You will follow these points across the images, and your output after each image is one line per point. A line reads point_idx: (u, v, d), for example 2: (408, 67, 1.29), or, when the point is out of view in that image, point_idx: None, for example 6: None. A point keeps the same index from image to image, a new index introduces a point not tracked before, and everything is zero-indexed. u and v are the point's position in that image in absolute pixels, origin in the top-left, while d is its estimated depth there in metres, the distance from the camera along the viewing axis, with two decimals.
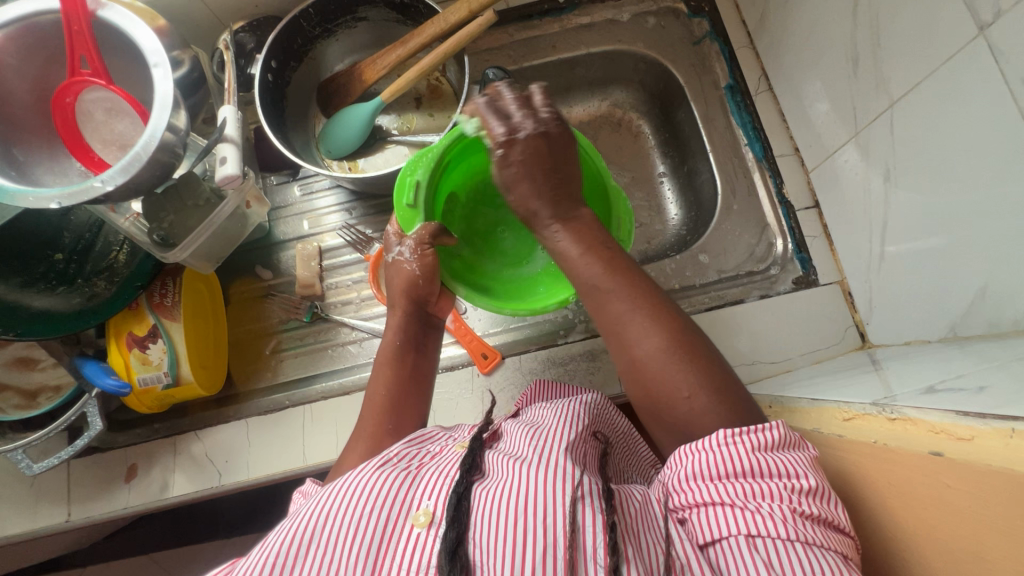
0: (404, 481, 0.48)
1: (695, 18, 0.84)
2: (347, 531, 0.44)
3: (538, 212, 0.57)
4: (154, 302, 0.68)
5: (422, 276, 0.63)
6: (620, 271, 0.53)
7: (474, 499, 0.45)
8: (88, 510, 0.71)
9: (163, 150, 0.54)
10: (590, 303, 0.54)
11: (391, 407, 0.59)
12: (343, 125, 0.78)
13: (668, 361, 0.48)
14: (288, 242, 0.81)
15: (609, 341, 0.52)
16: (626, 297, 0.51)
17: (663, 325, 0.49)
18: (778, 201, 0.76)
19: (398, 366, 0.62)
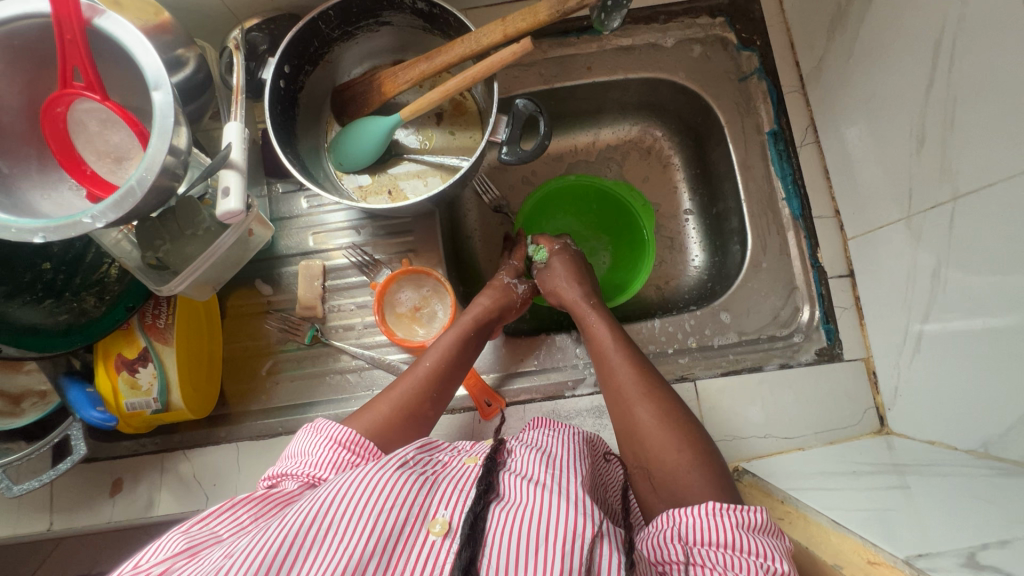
0: (422, 484, 0.46)
1: (745, 51, 0.78)
2: (363, 524, 0.41)
3: (570, 284, 0.72)
4: (146, 323, 0.63)
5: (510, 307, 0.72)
6: (632, 348, 0.63)
7: (491, 517, 0.44)
8: (70, 521, 0.69)
9: (161, 176, 0.49)
10: (599, 370, 0.62)
11: (433, 379, 0.61)
12: (358, 138, 0.73)
13: (663, 428, 0.54)
14: (290, 256, 0.77)
15: (612, 406, 0.59)
16: (636, 367, 0.60)
17: (659, 400, 0.57)
18: (811, 265, 0.72)
19: (459, 351, 0.64)
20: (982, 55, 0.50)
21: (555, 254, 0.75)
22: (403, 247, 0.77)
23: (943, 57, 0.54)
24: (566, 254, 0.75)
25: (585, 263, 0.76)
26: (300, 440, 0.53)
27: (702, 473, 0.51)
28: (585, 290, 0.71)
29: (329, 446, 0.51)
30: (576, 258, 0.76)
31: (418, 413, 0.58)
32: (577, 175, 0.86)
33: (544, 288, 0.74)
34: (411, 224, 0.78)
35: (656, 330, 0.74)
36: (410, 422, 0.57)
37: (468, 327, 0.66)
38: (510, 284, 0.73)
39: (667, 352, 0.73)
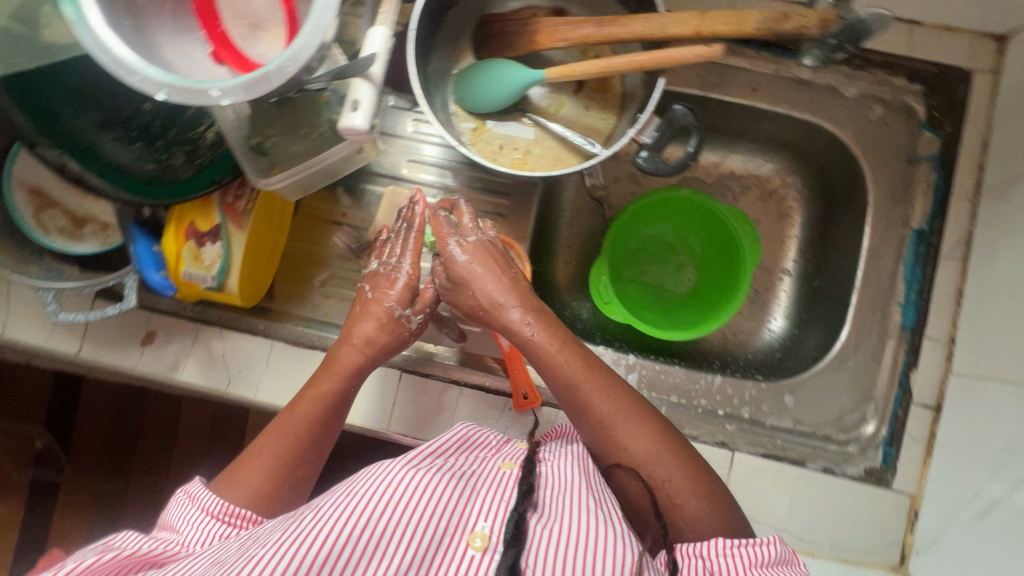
0: (463, 491, 0.44)
1: (927, 132, 0.70)
2: (400, 532, 0.40)
3: (502, 302, 0.60)
4: (225, 201, 0.61)
5: (401, 334, 0.62)
6: (589, 367, 0.57)
7: (532, 530, 0.42)
8: (97, 354, 0.70)
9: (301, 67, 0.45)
10: (572, 403, 0.56)
11: (307, 438, 0.56)
12: (490, 81, 0.68)
13: (663, 456, 0.53)
14: (379, 175, 0.74)
15: (597, 442, 0.55)
16: (609, 400, 0.55)
17: (648, 428, 0.54)
18: (899, 383, 0.67)
19: (325, 408, 0.57)
20: None
21: (456, 266, 0.61)
22: (493, 208, 0.73)
23: None
24: (478, 258, 0.61)
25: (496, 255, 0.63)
26: (176, 503, 0.52)
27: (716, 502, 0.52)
28: (522, 302, 0.60)
29: (204, 519, 0.50)
30: (497, 258, 0.62)
31: (291, 471, 0.55)
32: (691, 193, 0.78)
33: (464, 309, 0.62)
34: (507, 186, 0.74)
35: (715, 386, 0.71)
36: (288, 485, 0.55)
37: (347, 375, 0.59)
38: (402, 316, 0.62)
39: (717, 412, 0.70)
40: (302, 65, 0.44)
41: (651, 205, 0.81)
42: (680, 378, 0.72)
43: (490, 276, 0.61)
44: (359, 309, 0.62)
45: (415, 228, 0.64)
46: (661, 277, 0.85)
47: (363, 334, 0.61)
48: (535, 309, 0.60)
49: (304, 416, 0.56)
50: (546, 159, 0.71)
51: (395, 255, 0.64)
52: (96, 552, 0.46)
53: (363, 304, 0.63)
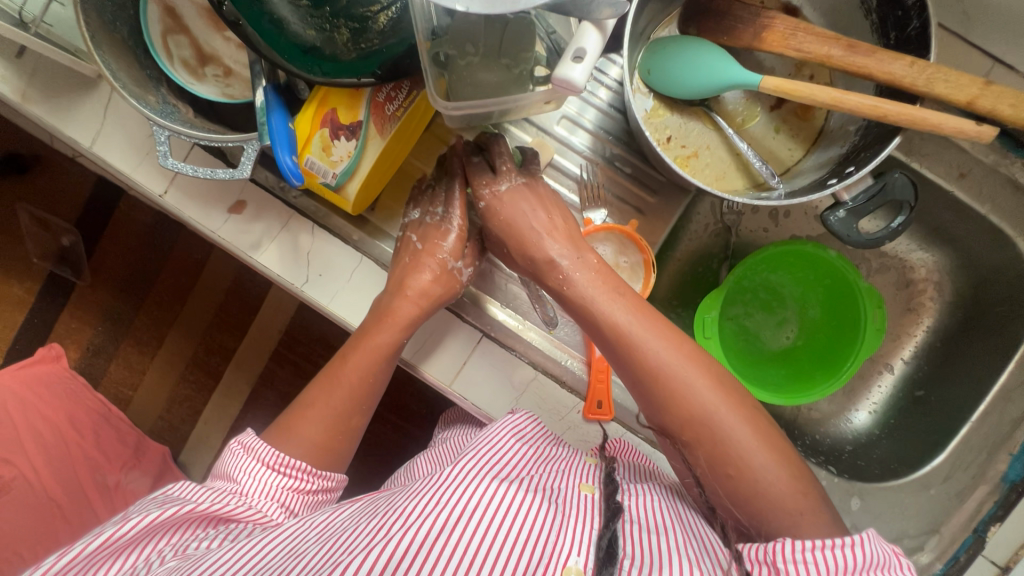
0: (553, 518, 0.45)
1: None
2: (496, 549, 0.42)
3: (542, 241, 0.59)
4: (376, 100, 0.55)
5: (447, 275, 0.61)
6: (643, 317, 0.55)
7: (621, 556, 0.43)
8: (180, 204, 0.64)
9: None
10: (632, 365, 0.53)
11: (360, 393, 0.58)
12: (692, 65, 0.59)
13: (729, 413, 0.50)
14: (526, 122, 0.67)
15: (660, 404, 0.52)
16: (667, 348, 0.53)
17: (716, 390, 0.51)
18: (975, 529, 0.62)
19: (371, 362, 0.58)
20: None
21: (501, 212, 0.60)
22: (630, 200, 0.68)
23: None
24: (520, 193, 0.60)
25: (533, 188, 0.61)
26: (231, 455, 0.53)
27: (785, 460, 0.49)
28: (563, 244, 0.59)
29: (262, 470, 0.52)
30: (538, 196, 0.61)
31: (344, 423, 0.57)
32: (841, 258, 0.71)
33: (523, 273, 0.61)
34: (654, 184, 0.68)
35: None
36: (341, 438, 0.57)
37: (404, 327, 0.59)
38: (455, 269, 0.63)
39: None
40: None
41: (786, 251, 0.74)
42: None
43: (534, 215, 0.60)
44: (414, 260, 0.61)
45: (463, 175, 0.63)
46: (760, 326, 0.79)
47: (418, 285, 0.60)
48: (572, 257, 0.58)
49: (357, 370, 0.58)
50: (711, 170, 0.64)
51: (445, 203, 0.63)
52: (160, 506, 0.47)
53: (416, 255, 0.61)
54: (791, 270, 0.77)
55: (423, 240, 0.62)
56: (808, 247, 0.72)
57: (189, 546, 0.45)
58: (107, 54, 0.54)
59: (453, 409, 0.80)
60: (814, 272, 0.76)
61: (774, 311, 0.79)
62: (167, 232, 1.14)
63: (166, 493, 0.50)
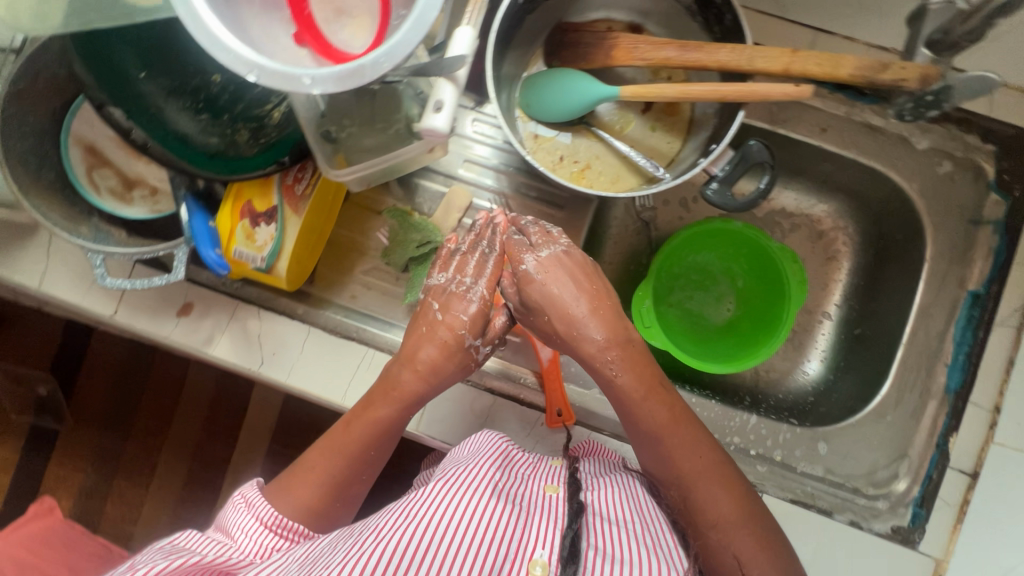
0: (518, 520, 0.48)
1: (995, 194, 0.69)
2: (464, 552, 0.44)
3: (581, 322, 0.57)
4: (285, 183, 0.61)
5: (455, 349, 0.59)
6: (670, 416, 0.56)
7: (586, 552, 0.45)
8: (132, 319, 0.68)
9: None
10: (650, 450, 0.56)
11: (358, 462, 0.57)
12: (560, 91, 0.66)
13: (737, 519, 0.52)
14: (434, 173, 0.73)
15: (669, 493, 0.55)
16: (693, 459, 0.54)
17: (727, 493, 0.53)
18: (937, 445, 0.66)
19: (380, 434, 0.58)
20: None
21: (533, 286, 0.58)
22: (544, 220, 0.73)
23: None
24: (548, 281, 0.57)
25: (574, 270, 0.58)
26: (233, 508, 0.55)
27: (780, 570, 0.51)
28: (604, 326, 0.57)
29: (259, 529, 0.53)
30: (571, 275, 0.58)
31: (342, 488, 0.57)
32: (746, 226, 0.77)
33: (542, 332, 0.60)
34: (562, 201, 0.74)
35: (750, 424, 0.71)
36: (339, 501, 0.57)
37: (403, 403, 0.58)
38: (473, 347, 0.60)
39: (747, 452, 0.69)
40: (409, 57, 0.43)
41: (702, 229, 0.79)
42: (714, 412, 0.71)
43: (567, 286, 0.57)
44: (421, 328, 0.59)
45: (494, 250, 0.61)
46: (701, 305, 0.84)
47: (422, 359, 0.58)
48: (612, 335, 0.57)
49: (357, 433, 0.57)
50: (605, 176, 0.70)
51: (470, 273, 0.61)
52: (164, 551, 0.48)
53: (432, 324, 0.59)
54: (713, 247, 0.83)
55: (442, 315, 0.59)
56: (720, 221, 0.77)
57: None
58: (36, 200, 0.59)
59: (435, 452, 0.82)
60: (733, 245, 0.82)
61: (709, 288, 0.84)
62: (137, 356, 1.16)
63: (171, 544, 0.51)
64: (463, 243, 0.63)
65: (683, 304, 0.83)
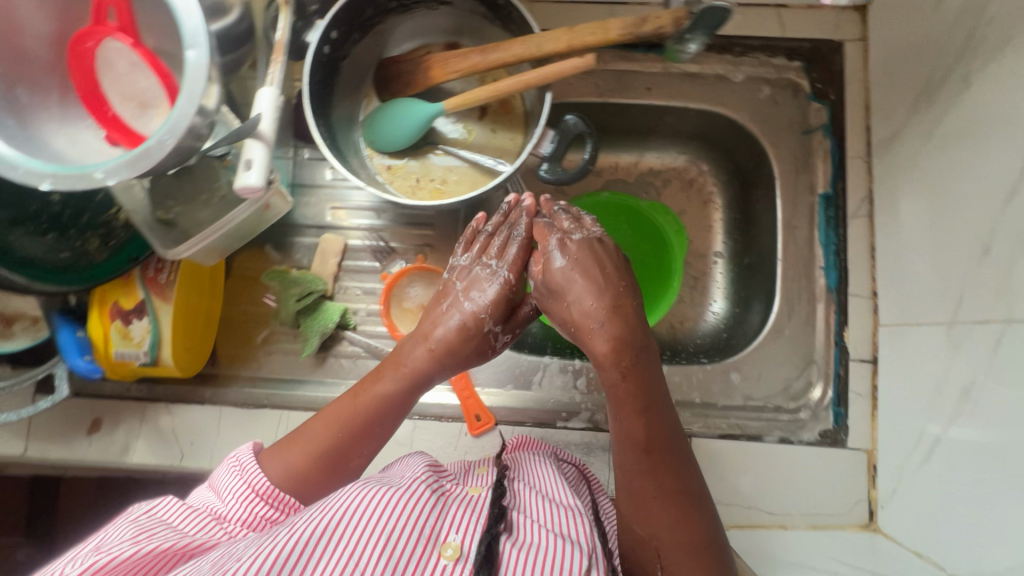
0: (433, 506, 0.49)
1: (815, 103, 0.74)
2: (378, 535, 0.45)
3: (591, 318, 0.56)
4: (147, 276, 0.61)
5: (466, 333, 0.60)
6: (657, 425, 0.54)
7: (503, 549, 0.47)
8: (43, 451, 0.68)
9: (188, 137, 0.47)
10: (625, 454, 0.54)
11: (366, 433, 0.56)
12: (394, 121, 0.70)
13: (689, 548, 0.51)
14: (306, 227, 0.75)
15: (625, 500, 0.54)
16: (669, 478, 0.53)
17: (685, 520, 0.52)
18: (835, 342, 0.69)
19: (394, 407, 0.57)
20: None
21: (556, 269, 0.58)
22: (422, 241, 0.76)
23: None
24: (568, 270, 0.58)
25: (598, 265, 0.58)
26: (226, 470, 0.53)
27: None
28: (615, 331, 0.55)
29: (248, 496, 0.51)
30: (594, 270, 0.58)
31: (342, 465, 0.55)
32: (610, 194, 0.82)
33: (555, 321, 0.60)
34: (435, 219, 0.76)
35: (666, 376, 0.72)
36: (339, 476, 0.54)
37: (411, 381, 0.58)
38: (492, 333, 0.62)
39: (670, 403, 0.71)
40: (200, 113, 0.46)
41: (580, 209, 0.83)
42: None
43: (577, 282, 0.57)
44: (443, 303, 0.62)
45: (522, 235, 0.63)
46: None
47: (439, 335, 0.59)
48: (624, 340, 0.55)
49: (374, 390, 0.57)
50: (463, 185, 0.74)
51: (496, 255, 0.63)
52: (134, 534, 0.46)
53: (452, 301, 0.62)
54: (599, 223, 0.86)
55: (466, 295, 0.61)
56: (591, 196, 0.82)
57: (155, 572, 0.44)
58: None
59: None
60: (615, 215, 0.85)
61: None
62: None
63: (148, 514, 0.49)
64: (491, 224, 0.66)
65: None
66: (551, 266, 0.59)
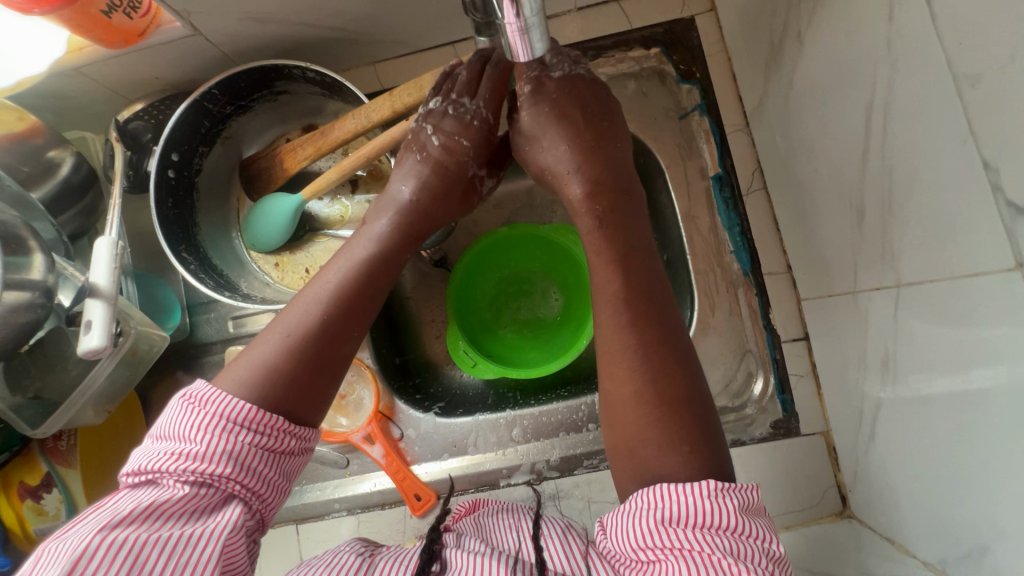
0: (360, 567, 0.47)
1: (685, 85, 0.70)
2: None
3: (567, 165, 0.56)
4: (47, 446, 0.61)
5: (442, 180, 0.59)
6: (637, 271, 0.53)
7: None
8: None
9: (16, 309, 0.48)
10: (608, 310, 0.52)
11: (358, 284, 0.53)
12: (263, 219, 0.69)
13: (662, 406, 0.48)
14: (213, 344, 0.73)
15: (603, 372, 0.51)
16: (647, 331, 0.50)
17: (660, 375, 0.49)
18: (765, 326, 0.65)
19: (383, 275, 0.55)
20: (917, 97, 0.41)
21: (533, 110, 0.57)
22: None
23: (877, 119, 0.45)
24: (543, 117, 0.57)
25: (579, 108, 0.57)
26: (177, 412, 0.44)
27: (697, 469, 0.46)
28: (596, 171, 0.56)
29: (210, 431, 0.43)
30: (568, 112, 0.57)
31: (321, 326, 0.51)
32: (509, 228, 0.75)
33: (531, 169, 0.60)
34: None
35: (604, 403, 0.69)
36: (329, 365, 0.50)
37: (404, 229, 0.57)
38: (476, 178, 0.62)
39: None
40: (28, 287, 0.48)
41: (486, 246, 0.77)
42: (562, 413, 0.69)
43: (555, 144, 0.57)
44: (411, 149, 0.58)
45: (496, 64, 0.58)
46: (530, 309, 0.81)
47: (423, 188, 0.58)
48: (600, 182, 0.55)
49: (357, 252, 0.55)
50: None
51: (467, 92, 0.58)
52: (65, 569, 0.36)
53: (416, 136, 0.58)
54: (512, 252, 0.80)
55: (436, 137, 0.58)
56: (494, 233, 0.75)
57: (162, 571, 0.38)
58: None
59: None
60: (528, 240, 0.78)
61: (531, 288, 0.81)
62: None
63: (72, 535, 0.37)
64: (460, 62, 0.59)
65: (516, 317, 0.81)
66: (528, 101, 0.57)
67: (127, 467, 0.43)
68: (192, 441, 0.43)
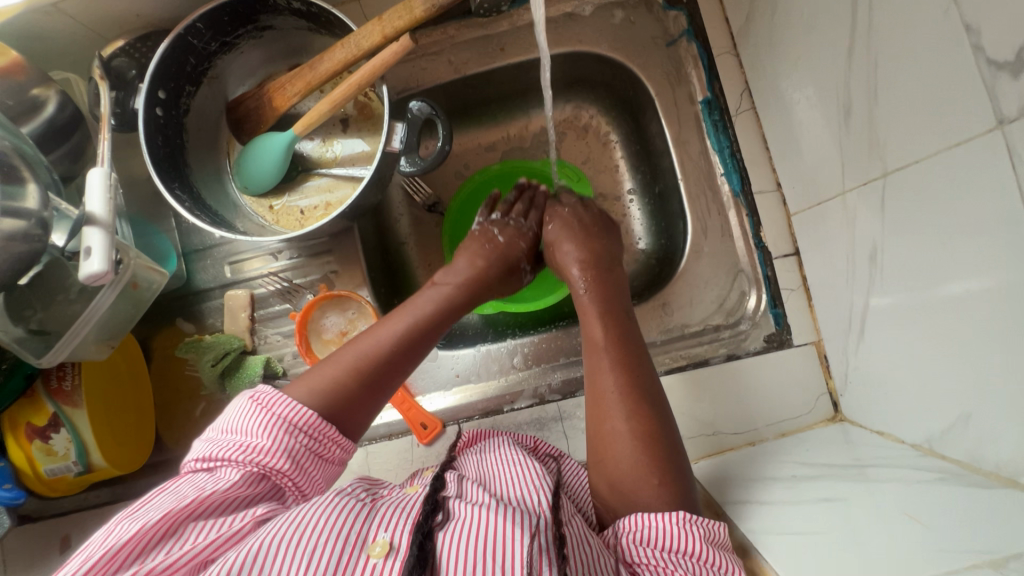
0: (359, 513, 0.42)
1: (671, 11, 0.70)
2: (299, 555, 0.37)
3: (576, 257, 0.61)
4: (51, 388, 0.60)
5: (485, 265, 0.62)
6: (619, 323, 0.56)
7: (438, 542, 0.40)
8: None
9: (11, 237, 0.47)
10: (591, 353, 0.55)
11: (420, 336, 0.55)
12: (255, 160, 0.68)
13: (642, 440, 0.49)
14: (210, 290, 0.73)
15: (590, 409, 0.53)
16: (629, 376, 0.52)
17: (644, 413, 0.50)
18: (756, 245, 0.66)
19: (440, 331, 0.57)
20: None
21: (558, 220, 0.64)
22: (325, 269, 0.72)
23: (861, 14, 0.46)
24: (563, 228, 0.64)
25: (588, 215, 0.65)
26: (241, 410, 0.46)
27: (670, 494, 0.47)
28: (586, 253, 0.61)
29: (269, 428, 0.45)
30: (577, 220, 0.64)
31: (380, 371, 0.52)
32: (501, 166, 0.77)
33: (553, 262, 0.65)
34: (331, 241, 0.72)
35: None
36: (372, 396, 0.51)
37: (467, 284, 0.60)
38: (522, 269, 0.66)
39: None
40: (23, 215, 0.48)
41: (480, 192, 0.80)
42: (561, 339, 0.71)
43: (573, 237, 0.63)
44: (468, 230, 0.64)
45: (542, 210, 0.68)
46: None
47: (480, 258, 0.62)
48: (594, 258, 0.61)
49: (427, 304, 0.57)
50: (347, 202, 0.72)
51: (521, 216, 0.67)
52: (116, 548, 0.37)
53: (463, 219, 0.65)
54: None
55: (500, 235, 0.65)
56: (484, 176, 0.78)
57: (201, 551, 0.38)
58: None
59: None
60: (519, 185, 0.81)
61: None
62: None
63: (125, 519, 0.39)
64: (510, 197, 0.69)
65: None
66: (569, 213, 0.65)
67: (194, 454, 0.45)
68: (254, 435, 0.45)
